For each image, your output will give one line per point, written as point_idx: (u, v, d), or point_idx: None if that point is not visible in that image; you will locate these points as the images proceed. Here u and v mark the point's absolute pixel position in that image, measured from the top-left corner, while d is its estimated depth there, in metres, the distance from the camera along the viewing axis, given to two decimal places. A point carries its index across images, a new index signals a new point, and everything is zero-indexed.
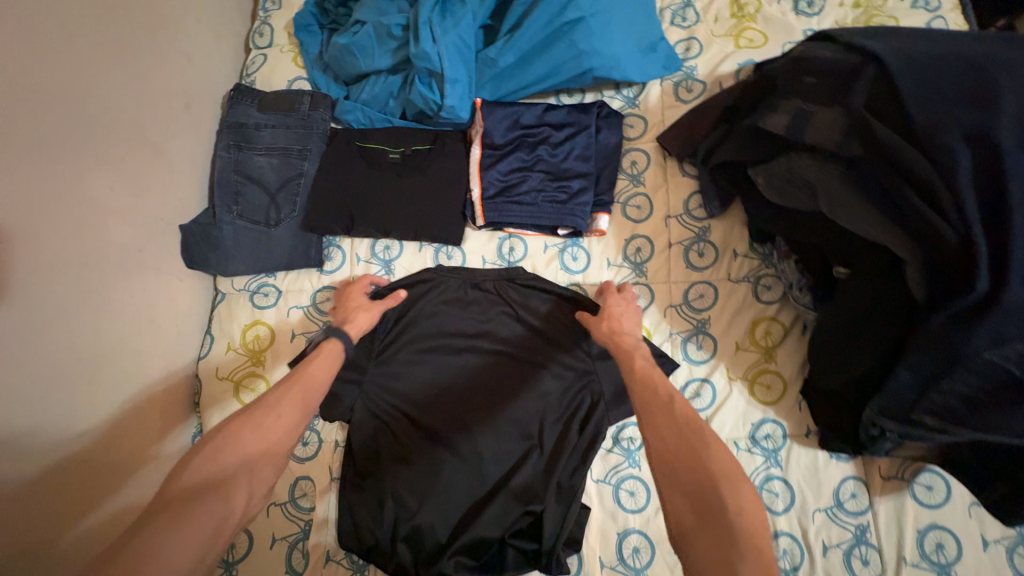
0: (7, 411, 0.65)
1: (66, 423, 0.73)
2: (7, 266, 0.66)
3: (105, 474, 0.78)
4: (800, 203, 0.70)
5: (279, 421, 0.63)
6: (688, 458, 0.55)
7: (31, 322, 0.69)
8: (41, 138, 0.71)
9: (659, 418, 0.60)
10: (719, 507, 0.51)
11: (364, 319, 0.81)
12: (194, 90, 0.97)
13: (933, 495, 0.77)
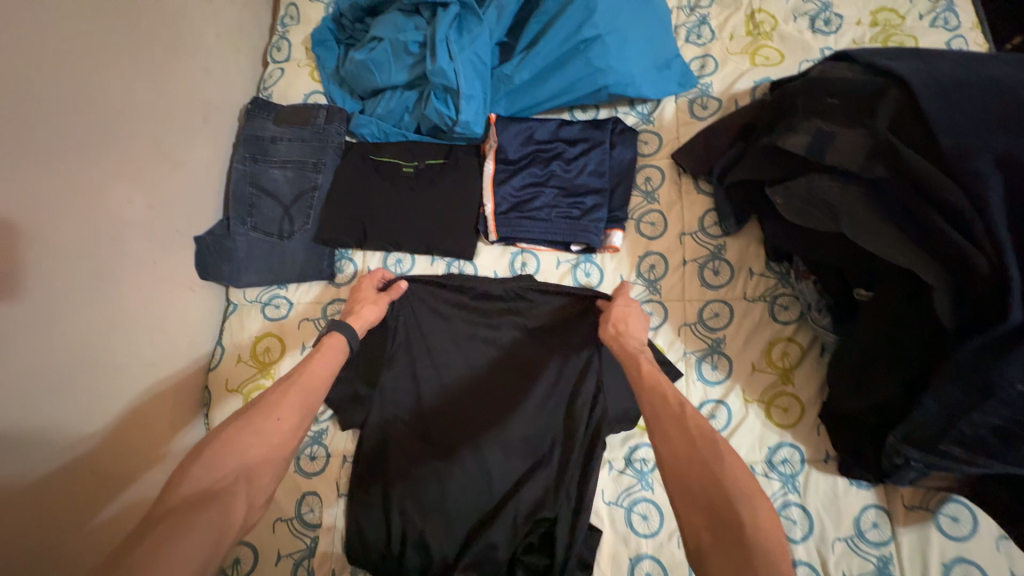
0: (20, 423, 0.66)
1: (77, 436, 0.73)
2: (25, 279, 0.67)
3: (113, 487, 0.77)
4: (819, 223, 0.69)
5: (279, 425, 0.62)
6: (703, 471, 0.53)
7: (47, 334, 0.69)
8: (64, 153, 0.72)
9: (670, 428, 0.58)
10: (734, 521, 0.49)
11: (370, 312, 0.80)
12: (212, 104, 0.98)
13: (960, 527, 0.74)
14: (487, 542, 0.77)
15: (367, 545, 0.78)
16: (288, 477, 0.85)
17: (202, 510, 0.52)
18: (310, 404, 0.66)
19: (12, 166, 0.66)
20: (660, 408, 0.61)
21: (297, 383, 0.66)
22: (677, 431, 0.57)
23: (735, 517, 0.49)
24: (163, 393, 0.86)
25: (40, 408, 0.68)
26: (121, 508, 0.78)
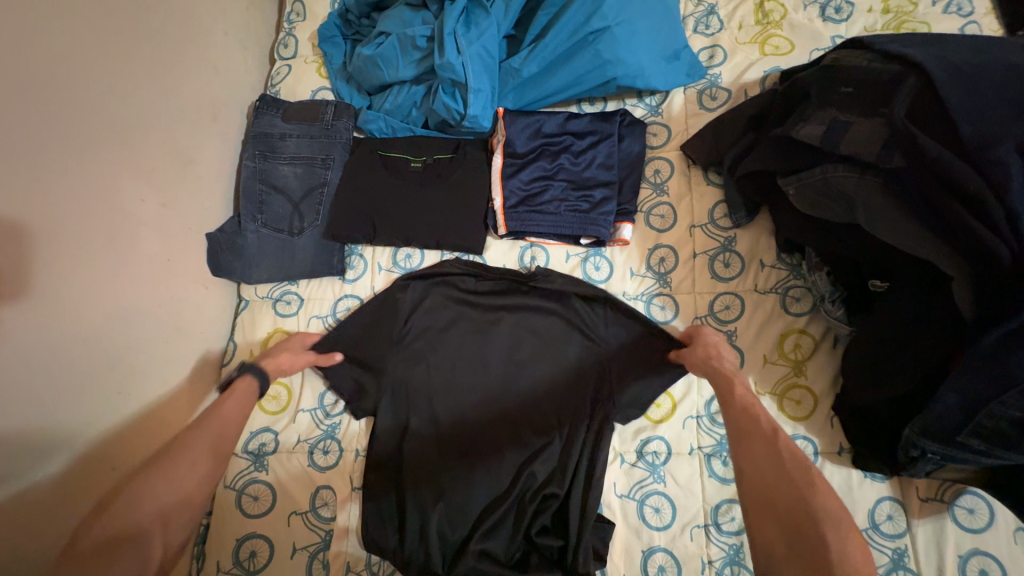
0: (38, 418, 0.67)
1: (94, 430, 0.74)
2: (43, 277, 0.68)
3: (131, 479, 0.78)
4: (832, 213, 0.69)
5: (193, 468, 0.66)
6: (793, 492, 0.57)
7: (63, 331, 0.70)
8: (76, 152, 0.73)
9: (760, 447, 0.62)
10: (819, 545, 0.52)
11: (289, 359, 0.84)
12: (221, 102, 0.99)
13: (976, 519, 0.74)
14: (497, 535, 0.78)
15: (383, 538, 0.79)
16: (303, 471, 0.86)
17: (116, 554, 0.57)
18: (223, 442, 0.71)
19: (24, 165, 0.66)
20: (749, 426, 0.66)
21: (209, 421, 0.72)
22: (766, 449, 0.62)
23: (821, 542, 0.52)
24: (179, 389, 0.87)
25: (56, 403, 0.69)
26: None
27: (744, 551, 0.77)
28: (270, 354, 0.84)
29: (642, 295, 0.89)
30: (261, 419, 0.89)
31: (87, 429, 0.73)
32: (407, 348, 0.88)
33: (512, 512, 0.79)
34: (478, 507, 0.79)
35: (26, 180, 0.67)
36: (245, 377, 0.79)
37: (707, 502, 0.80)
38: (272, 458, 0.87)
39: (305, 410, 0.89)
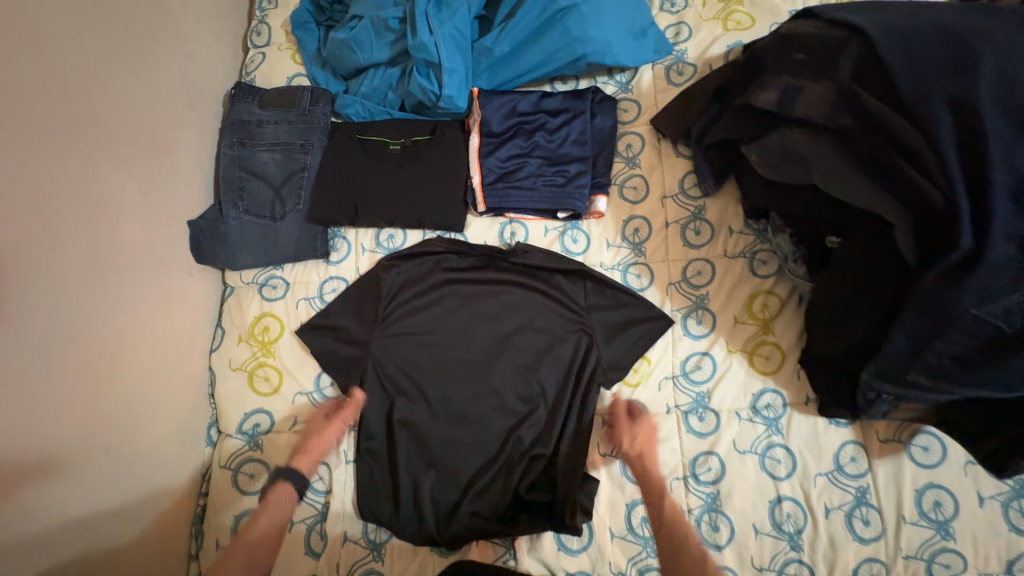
0: (30, 401, 0.68)
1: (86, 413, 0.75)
2: (24, 261, 0.68)
3: (127, 460, 0.80)
4: (793, 175, 0.73)
5: None
6: None
7: (50, 315, 0.71)
8: (51, 137, 0.73)
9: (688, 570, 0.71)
10: None
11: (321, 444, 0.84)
12: (196, 90, 0.99)
13: (930, 455, 0.80)
14: (487, 492, 0.82)
15: (379, 505, 0.83)
16: None
17: None
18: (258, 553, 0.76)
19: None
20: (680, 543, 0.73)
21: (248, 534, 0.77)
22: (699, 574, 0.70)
23: None
24: (169, 373, 0.88)
25: (47, 386, 0.70)
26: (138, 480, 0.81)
27: (721, 499, 0.82)
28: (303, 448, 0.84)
29: (619, 264, 0.93)
30: (253, 401, 0.90)
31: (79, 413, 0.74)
32: (393, 326, 0.90)
33: (501, 472, 0.83)
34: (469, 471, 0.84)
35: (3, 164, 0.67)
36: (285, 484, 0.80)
37: (685, 455, 0.84)
38: (266, 438, 0.88)
39: (297, 391, 0.90)
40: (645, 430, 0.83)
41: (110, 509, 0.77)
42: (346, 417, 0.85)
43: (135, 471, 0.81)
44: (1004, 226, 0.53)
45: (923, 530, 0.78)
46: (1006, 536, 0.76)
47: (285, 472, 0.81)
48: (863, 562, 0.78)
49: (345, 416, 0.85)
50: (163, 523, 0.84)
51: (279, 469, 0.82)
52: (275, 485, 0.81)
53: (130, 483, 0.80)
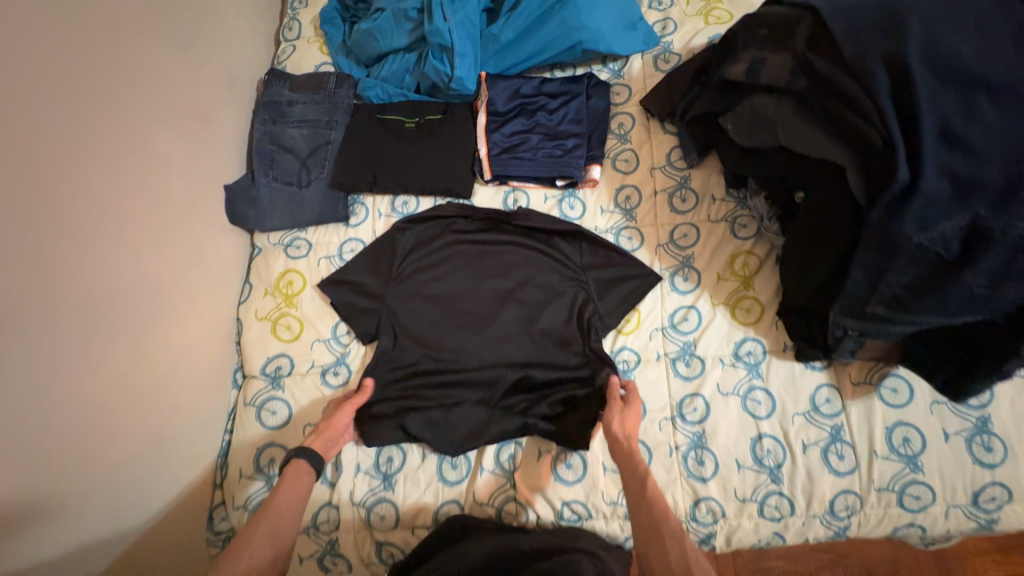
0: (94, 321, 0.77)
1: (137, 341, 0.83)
2: (94, 198, 0.78)
3: (167, 388, 0.87)
4: (762, 138, 0.83)
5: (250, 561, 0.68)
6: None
7: (112, 247, 0.80)
8: (119, 97, 0.84)
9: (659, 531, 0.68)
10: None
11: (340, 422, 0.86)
12: (235, 74, 1.12)
13: (899, 395, 0.86)
14: (489, 426, 0.90)
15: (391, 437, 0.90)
16: (317, 389, 0.95)
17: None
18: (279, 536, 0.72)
19: (77, 102, 0.78)
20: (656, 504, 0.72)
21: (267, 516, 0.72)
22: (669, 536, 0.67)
23: None
24: (203, 318, 0.97)
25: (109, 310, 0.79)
26: (177, 408, 0.89)
27: (706, 436, 0.88)
28: (320, 431, 0.85)
29: (612, 228, 1.02)
30: (276, 346, 0.98)
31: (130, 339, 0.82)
32: (405, 281, 0.99)
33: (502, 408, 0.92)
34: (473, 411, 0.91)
35: (81, 114, 0.78)
36: (298, 462, 0.79)
37: (672, 398, 0.91)
38: (287, 380, 0.96)
39: (318, 339, 0.98)
40: (630, 412, 0.84)
41: (151, 432, 0.84)
42: (359, 401, 0.88)
43: (174, 400, 0.88)
44: (934, 161, 0.62)
45: (894, 464, 0.84)
46: (971, 469, 0.83)
47: (301, 449, 0.80)
48: (838, 494, 0.84)
49: (357, 400, 0.89)
50: (193, 453, 0.91)
51: (294, 449, 0.81)
52: (290, 465, 0.79)
53: (170, 409, 0.87)
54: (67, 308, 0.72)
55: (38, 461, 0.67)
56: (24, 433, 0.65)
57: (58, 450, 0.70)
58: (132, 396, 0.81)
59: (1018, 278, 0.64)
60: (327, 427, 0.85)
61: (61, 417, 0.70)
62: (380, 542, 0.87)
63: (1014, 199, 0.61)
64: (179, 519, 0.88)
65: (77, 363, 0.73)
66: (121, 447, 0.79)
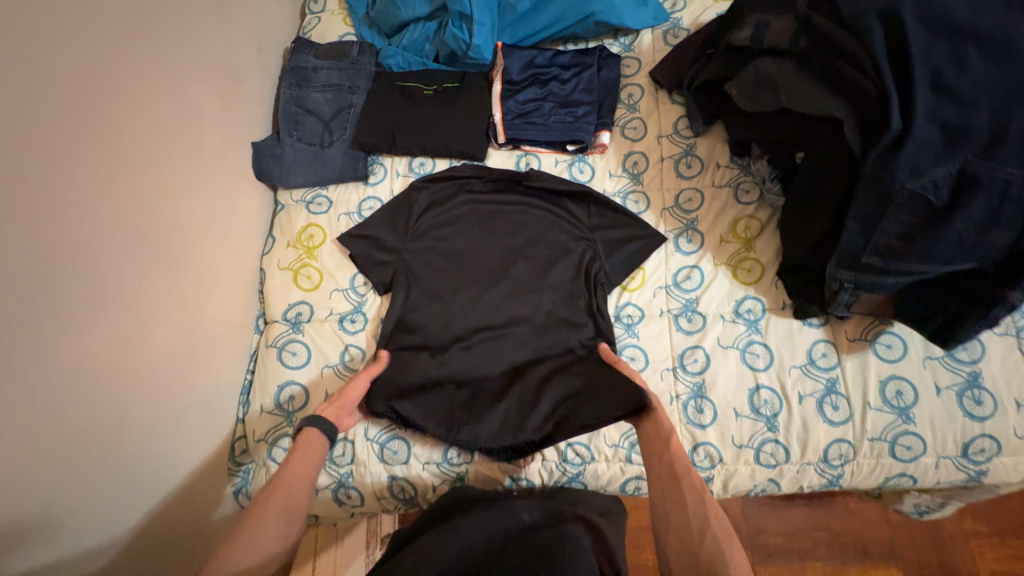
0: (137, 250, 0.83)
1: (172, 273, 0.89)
2: (139, 137, 0.85)
3: (196, 321, 0.93)
4: (766, 102, 0.88)
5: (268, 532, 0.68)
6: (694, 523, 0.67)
7: (151, 184, 0.86)
8: (161, 49, 0.91)
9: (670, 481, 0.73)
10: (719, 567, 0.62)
11: (355, 390, 0.88)
12: (265, 41, 1.18)
13: (893, 351, 0.90)
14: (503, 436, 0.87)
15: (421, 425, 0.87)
16: (335, 335, 0.99)
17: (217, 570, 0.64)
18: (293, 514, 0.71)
19: (126, 48, 0.84)
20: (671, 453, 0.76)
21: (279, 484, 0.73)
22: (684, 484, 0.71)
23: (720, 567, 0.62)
24: (230, 263, 1.03)
25: (149, 241, 0.85)
26: (204, 340, 0.95)
27: (706, 386, 0.92)
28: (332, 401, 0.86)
29: (619, 192, 1.07)
30: (297, 294, 1.03)
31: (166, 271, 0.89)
32: (420, 236, 1.04)
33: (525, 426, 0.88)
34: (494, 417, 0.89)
35: (129, 59, 0.85)
36: (313, 430, 0.79)
37: (675, 350, 0.95)
38: (307, 325, 1.01)
39: (337, 290, 1.03)
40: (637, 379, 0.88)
41: (183, 359, 0.90)
42: (373, 371, 0.91)
43: (202, 332, 0.94)
44: (924, 109, 0.67)
45: (887, 415, 0.87)
46: (961, 421, 0.86)
47: (313, 418, 0.80)
48: (832, 442, 0.88)
49: (371, 370, 0.91)
50: (218, 385, 0.97)
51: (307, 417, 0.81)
52: (301, 434, 0.79)
53: (198, 340, 0.94)
54: (113, 233, 0.79)
55: (83, 368, 0.72)
56: (71, 339, 0.71)
57: (102, 362, 0.75)
58: (166, 322, 0.87)
59: (1004, 224, 0.68)
60: (341, 396, 0.86)
61: (107, 330, 0.77)
62: (391, 476, 0.92)
63: (999, 146, 0.65)
64: (205, 446, 0.93)
65: (117, 285, 0.79)
66: (158, 368, 0.85)
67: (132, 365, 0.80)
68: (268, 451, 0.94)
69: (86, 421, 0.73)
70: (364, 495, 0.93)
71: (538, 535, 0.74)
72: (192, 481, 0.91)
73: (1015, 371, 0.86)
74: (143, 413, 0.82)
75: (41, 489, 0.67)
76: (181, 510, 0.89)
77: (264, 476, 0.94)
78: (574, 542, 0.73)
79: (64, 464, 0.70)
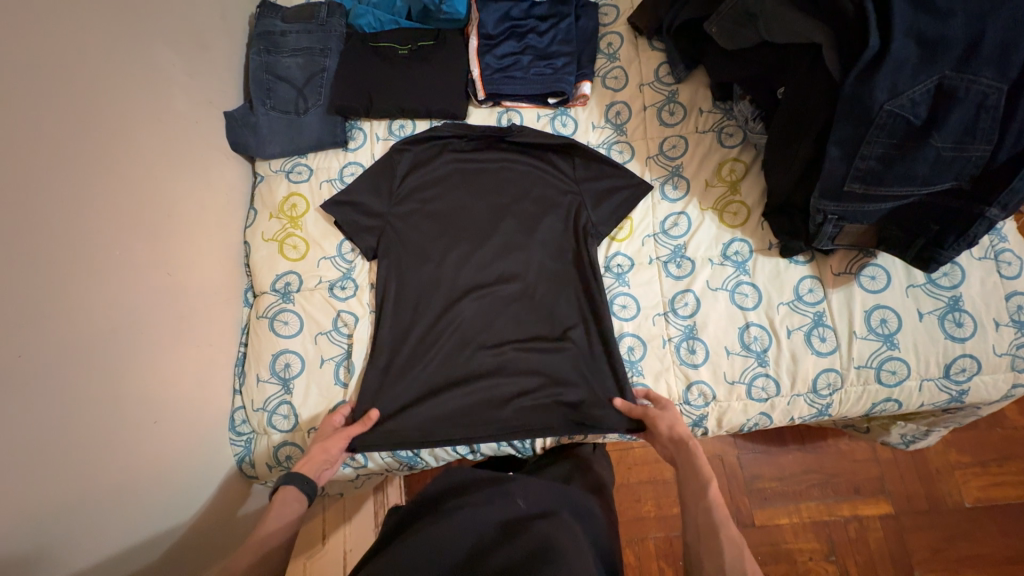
0: (116, 218, 0.81)
1: (155, 242, 0.88)
2: (105, 100, 0.82)
3: (181, 291, 0.92)
4: (746, 38, 0.88)
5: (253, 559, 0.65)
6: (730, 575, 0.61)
7: (123, 150, 0.84)
8: (122, 8, 0.87)
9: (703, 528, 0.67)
10: None
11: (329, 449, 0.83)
12: (229, 4, 1.14)
13: (877, 282, 0.91)
14: (531, 416, 0.90)
15: (423, 386, 0.93)
16: (326, 302, 0.99)
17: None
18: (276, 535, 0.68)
19: (84, 4, 0.80)
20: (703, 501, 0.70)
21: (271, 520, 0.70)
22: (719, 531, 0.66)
23: None
24: (211, 234, 1.01)
25: (123, 208, 0.82)
26: (191, 310, 0.93)
27: (697, 328, 0.94)
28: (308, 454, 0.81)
29: (603, 143, 1.06)
30: (283, 264, 1.02)
31: (148, 239, 0.86)
32: (405, 200, 1.02)
33: (542, 403, 0.91)
34: (496, 394, 0.92)
35: (89, 17, 0.81)
36: (288, 488, 0.74)
37: (665, 295, 0.96)
38: (297, 294, 1.00)
39: (326, 257, 1.02)
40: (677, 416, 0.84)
41: (170, 327, 0.88)
42: (354, 431, 0.86)
43: (189, 303, 0.93)
44: (899, 25, 0.68)
45: (872, 343, 0.89)
46: (943, 343, 0.88)
47: (291, 476, 0.76)
48: (820, 373, 0.90)
49: (353, 429, 0.86)
50: (210, 356, 0.96)
51: (284, 475, 0.76)
52: (278, 493, 0.74)
53: (186, 311, 0.92)
54: (86, 199, 0.76)
55: (75, 332, 0.72)
56: (60, 302, 0.70)
57: (93, 326, 0.75)
58: (149, 291, 0.85)
59: (980, 138, 0.70)
60: (321, 451, 0.82)
61: (89, 297, 0.75)
62: (395, 452, 0.93)
63: (975, 57, 0.67)
64: (203, 416, 0.93)
65: (96, 252, 0.77)
66: (147, 336, 0.83)
67: (121, 333, 0.79)
68: (267, 418, 0.95)
69: (83, 386, 0.72)
70: (372, 460, 0.94)
71: (534, 522, 0.67)
72: (196, 449, 0.91)
73: (993, 292, 0.89)
74: (137, 381, 0.81)
75: (46, 453, 0.66)
76: (188, 479, 0.88)
77: (266, 444, 0.95)
78: (564, 526, 0.67)
79: (69, 424, 0.70)
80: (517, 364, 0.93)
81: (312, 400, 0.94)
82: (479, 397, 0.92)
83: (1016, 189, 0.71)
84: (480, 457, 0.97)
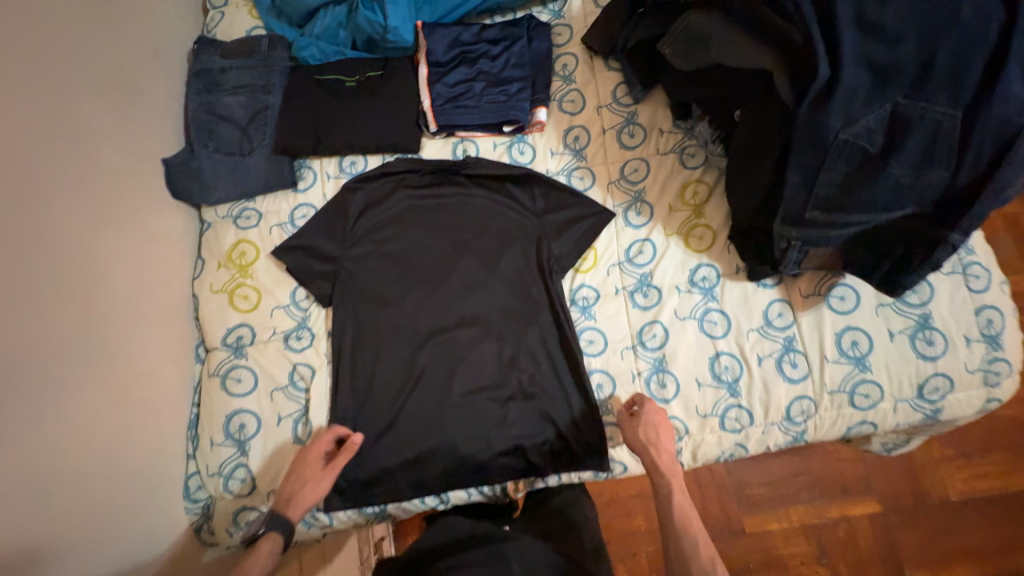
0: (45, 289, 0.75)
1: (92, 309, 0.82)
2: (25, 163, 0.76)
3: (125, 358, 0.86)
4: (702, 57, 0.84)
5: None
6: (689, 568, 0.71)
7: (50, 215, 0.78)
8: (40, 62, 0.81)
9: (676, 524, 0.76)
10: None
11: (312, 489, 0.80)
12: (163, 44, 1.08)
13: (846, 302, 0.89)
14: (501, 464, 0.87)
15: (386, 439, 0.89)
16: (281, 354, 0.95)
17: None
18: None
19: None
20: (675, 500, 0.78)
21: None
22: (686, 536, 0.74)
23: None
24: (156, 290, 0.95)
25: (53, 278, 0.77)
26: (138, 376, 0.88)
27: (666, 360, 0.91)
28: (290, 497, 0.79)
29: (563, 169, 1.02)
30: (235, 316, 0.97)
31: (84, 307, 0.81)
32: (360, 240, 0.98)
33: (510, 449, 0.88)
34: (465, 441, 0.89)
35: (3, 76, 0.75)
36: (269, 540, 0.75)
37: (633, 327, 0.93)
38: (250, 348, 0.95)
39: (280, 306, 0.97)
40: (662, 426, 0.83)
41: (114, 399, 0.82)
42: (343, 460, 0.81)
43: (135, 369, 0.87)
44: (850, 53, 0.66)
45: (844, 366, 0.87)
46: (915, 363, 0.86)
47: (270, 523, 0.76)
48: (794, 400, 0.88)
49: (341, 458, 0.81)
50: (162, 422, 0.91)
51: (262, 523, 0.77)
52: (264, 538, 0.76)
53: (132, 378, 0.86)
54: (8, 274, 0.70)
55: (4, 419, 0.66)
56: None
57: (24, 411, 0.69)
58: (88, 363, 0.79)
59: (938, 163, 0.68)
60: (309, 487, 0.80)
61: (21, 380, 0.69)
62: (361, 509, 0.89)
63: (927, 83, 0.65)
64: (156, 488, 0.87)
65: (25, 331, 0.71)
66: (88, 412, 0.78)
67: (58, 414, 0.73)
68: (224, 482, 0.90)
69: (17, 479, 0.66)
70: (336, 518, 0.90)
71: None
72: (146, 527, 0.84)
73: (962, 307, 0.87)
74: (79, 464, 0.75)
75: None
76: (143, 558, 0.83)
77: (224, 510, 0.90)
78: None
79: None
80: (484, 409, 0.90)
81: (270, 461, 0.90)
82: (446, 446, 0.88)
83: (977, 215, 0.69)
84: (452, 506, 0.93)
